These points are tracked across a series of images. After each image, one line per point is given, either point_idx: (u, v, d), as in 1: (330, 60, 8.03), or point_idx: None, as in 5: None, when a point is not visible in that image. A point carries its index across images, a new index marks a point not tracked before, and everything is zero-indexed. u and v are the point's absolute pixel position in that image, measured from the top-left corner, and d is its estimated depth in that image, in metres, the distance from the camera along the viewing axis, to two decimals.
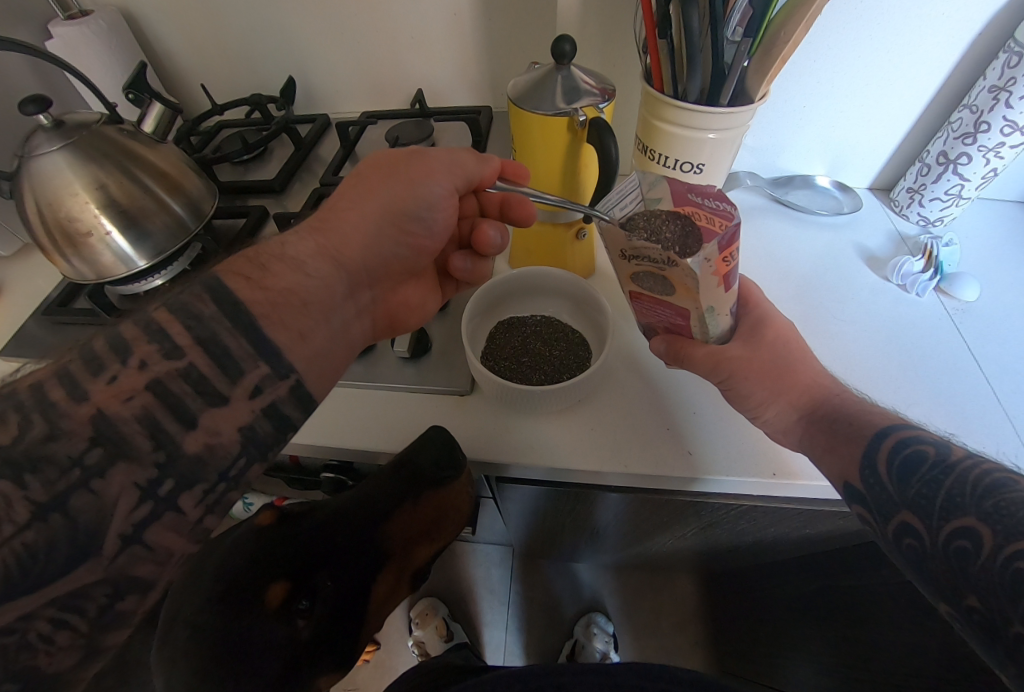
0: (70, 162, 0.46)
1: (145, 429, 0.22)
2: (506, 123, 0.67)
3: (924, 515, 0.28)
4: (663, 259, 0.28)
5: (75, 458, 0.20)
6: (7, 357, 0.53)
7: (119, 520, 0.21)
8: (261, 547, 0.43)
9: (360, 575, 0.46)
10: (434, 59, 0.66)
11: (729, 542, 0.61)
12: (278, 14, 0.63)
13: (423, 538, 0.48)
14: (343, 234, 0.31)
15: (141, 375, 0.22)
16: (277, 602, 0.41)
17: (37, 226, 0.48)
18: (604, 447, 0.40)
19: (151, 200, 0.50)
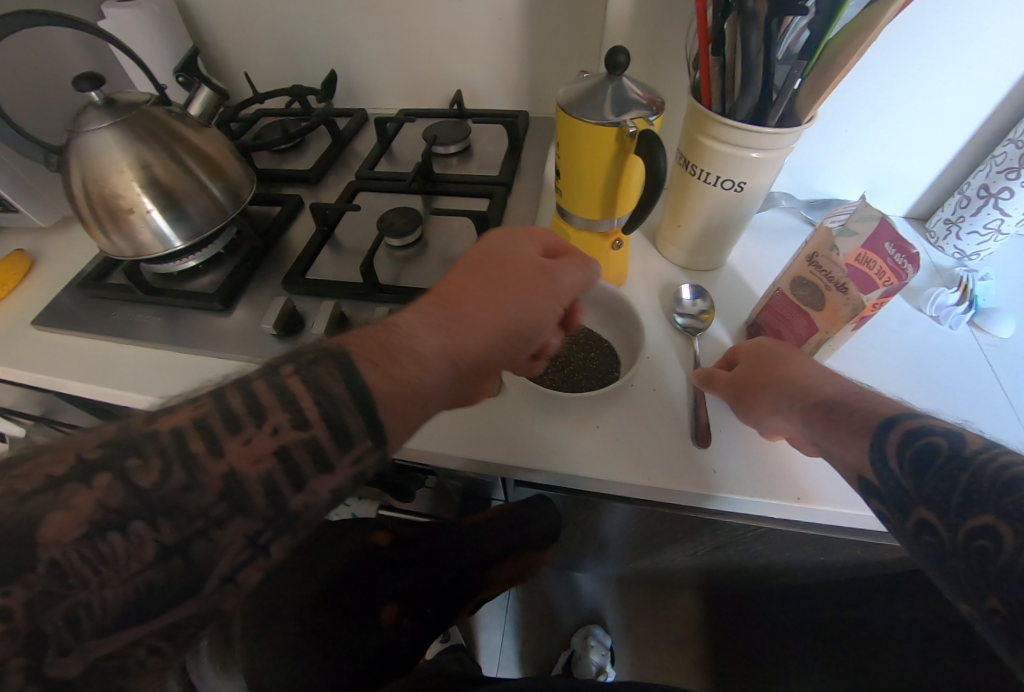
0: (121, 141, 0.47)
1: (263, 491, 0.25)
2: (542, 129, 0.67)
3: (928, 511, 0.25)
4: (836, 282, 0.36)
5: (201, 510, 0.23)
6: (42, 327, 0.54)
7: (225, 563, 0.23)
8: (371, 571, 0.60)
9: (449, 594, 0.63)
10: (476, 61, 0.67)
11: (740, 563, 0.60)
12: (327, 8, 0.64)
13: (500, 575, 0.66)
14: (465, 328, 0.31)
15: (271, 441, 0.25)
16: (388, 620, 0.60)
17: (81, 199, 0.49)
18: (626, 458, 0.40)
19: (192, 182, 0.50)
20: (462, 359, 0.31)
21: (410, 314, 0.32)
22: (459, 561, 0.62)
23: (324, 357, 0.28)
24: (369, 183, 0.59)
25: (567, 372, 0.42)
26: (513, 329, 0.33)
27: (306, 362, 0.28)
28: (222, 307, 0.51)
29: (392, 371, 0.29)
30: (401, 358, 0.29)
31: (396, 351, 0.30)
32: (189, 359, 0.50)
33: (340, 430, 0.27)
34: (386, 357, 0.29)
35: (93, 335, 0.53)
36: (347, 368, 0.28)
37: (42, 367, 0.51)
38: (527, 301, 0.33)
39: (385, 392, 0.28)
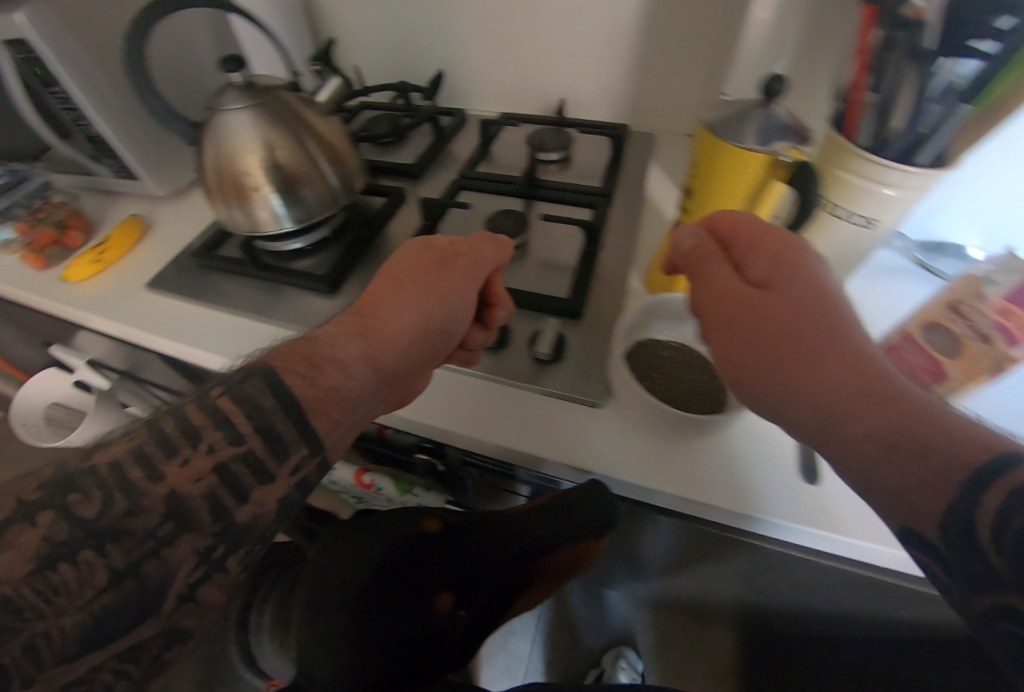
0: (258, 123, 0.49)
1: (207, 506, 0.29)
2: (642, 144, 0.67)
3: (948, 567, 0.22)
4: (980, 333, 0.34)
5: (152, 529, 0.28)
6: (156, 291, 0.57)
7: (178, 581, 0.28)
8: (426, 555, 0.57)
9: (507, 582, 0.62)
10: (583, 71, 0.68)
11: (806, 608, 0.58)
12: (444, 11, 0.66)
13: (558, 563, 0.63)
14: (385, 338, 0.37)
15: (207, 459, 0.30)
16: (444, 606, 0.58)
17: (211, 173, 0.51)
18: (733, 485, 0.39)
19: (313, 168, 0.52)
20: (381, 359, 0.36)
21: (327, 329, 0.37)
22: (517, 547, 0.59)
23: (252, 374, 0.32)
24: (473, 183, 0.61)
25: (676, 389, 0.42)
26: (438, 333, 0.39)
27: (226, 383, 0.32)
28: (328, 290, 0.53)
29: (311, 376, 0.34)
30: (323, 366, 0.35)
31: (315, 361, 0.35)
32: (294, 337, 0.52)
33: (278, 444, 0.32)
34: (306, 366, 0.34)
35: (203, 304, 0.55)
36: (274, 384, 0.32)
37: (153, 329, 0.54)
38: (441, 306, 0.39)
39: (312, 398, 0.33)
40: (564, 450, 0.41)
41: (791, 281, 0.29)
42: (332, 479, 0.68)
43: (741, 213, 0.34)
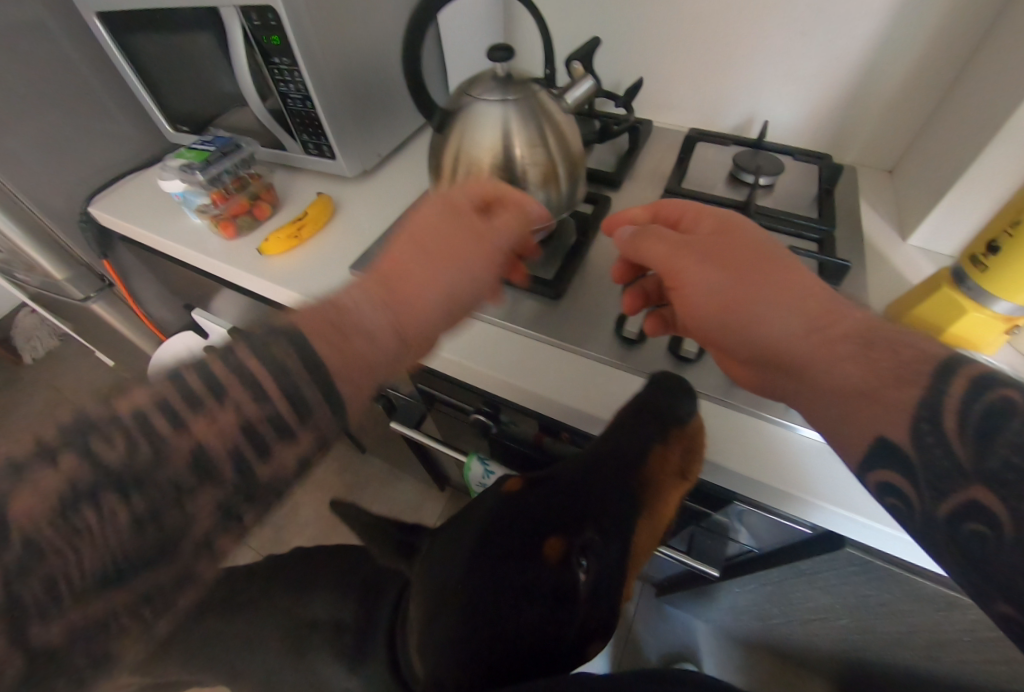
0: (516, 118, 0.48)
1: (226, 459, 0.29)
2: (845, 175, 0.66)
3: (913, 476, 0.29)
4: None
5: (176, 484, 0.27)
6: (351, 272, 0.55)
7: (195, 532, 0.28)
8: (511, 511, 0.42)
9: (615, 505, 0.42)
10: (790, 93, 0.67)
11: (985, 678, 0.56)
12: (663, 22, 0.68)
13: (688, 455, 0.41)
14: (408, 307, 0.37)
15: (231, 414, 0.29)
16: (557, 554, 0.38)
17: (451, 162, 0.51)
18: None
19: (549, 171, 0.50)
20: (407, 329, 0.36)
21: (348, 294, 0.36)
22: (615, 460, 0.42)
23: (277, 334, 0.32)
24: (682, 200, 0.59)
25: None
26: (449, 298, 0.39)
27: (245, 345, 0.31)
28: (553, 297, 0.51)
29: (346, 347, 0.33)
30: (352, 336, 0.34)
31: (348, 331, 0.34)
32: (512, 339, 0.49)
33: (296, 403, 0.30)
34: (338, 338, 0.33)
35: None
36: (308, 350, 0.31)
37: None
38: (468, 270, 0.40)
39: (339, 366, 0.32)
40: (837, 499, 0.38)
41: (755, 268, 0.38)
42: (485, 480, 0.67)
43: (752, 223, 0.42)
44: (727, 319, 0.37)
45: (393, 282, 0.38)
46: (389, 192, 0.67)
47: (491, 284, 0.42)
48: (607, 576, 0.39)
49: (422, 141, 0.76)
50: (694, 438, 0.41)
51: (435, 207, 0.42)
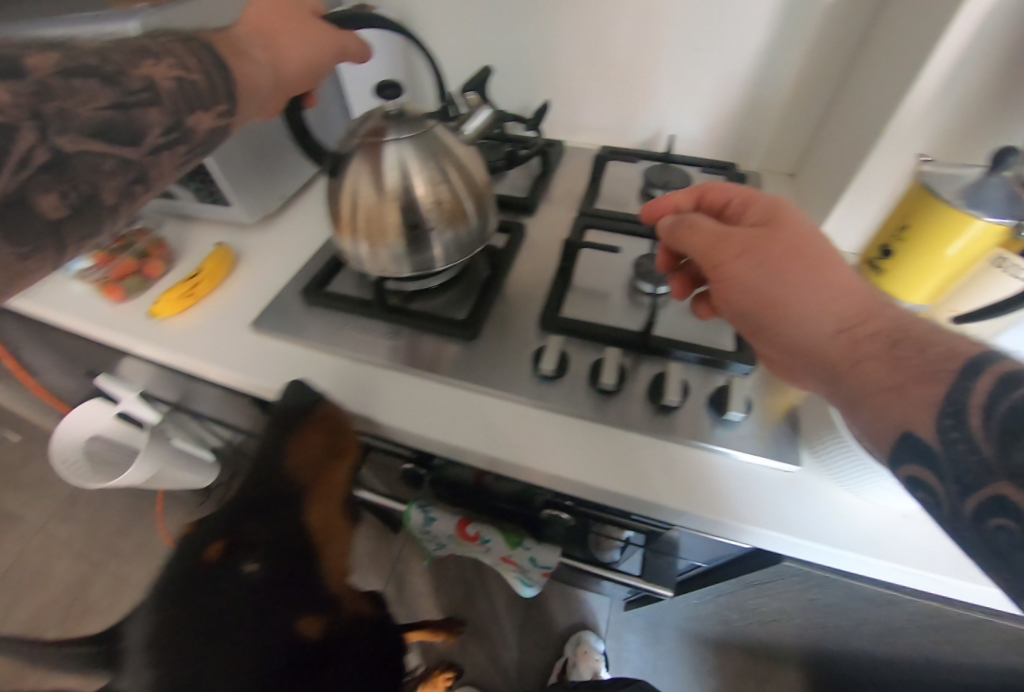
0: (415, 152, 0.45)
1: (170, 102, 0.36)
2: (750, 182, 0.68)
3: (940, 471, 0.24)
4: None
5: (133, 91, 0.33)
6: (263, 332, 0.52)
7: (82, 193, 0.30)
8: (189, 561, 0.46)
9: (286, 516, 0.48)
10: (691, 107, 0.68)
11: (934, 659, 0.57)
12: (559, 45, 0.68)
13: (326, 458, 0.49)
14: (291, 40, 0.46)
15: (164, 73, 0.36)
16: (216, 558, 0.45)
17: (353, 207, 0.47)
18: (952, 554, 0.38)
19: (455, 206, 0.48)
20: (286, 75, 0.45)
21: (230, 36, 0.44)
22: (269, 463, 0.49)
23: (186, 44, 0.39)
24: (595, 221, 0.59)
25: None
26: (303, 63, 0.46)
27: (177, 45, 0.40)
28: (469, 335, 0.48)
29: (238, 66, 0.41)
30: (245, 64, 0.42)
31: (238, 59, 0.42)
32: (426, 387, 0.47)
33: (209, 84, 0.39)
34: (234, 52, 0.42)
35: (318, 346, 0.51)
36: (207, 52, 0.40)
37: (268, 375, 0.49)
38: (313, 43, 0.47)
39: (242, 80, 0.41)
40: (770, 520, 0.38)
41: (798, 260, 0.34)
42: (428, 529, 0.63)
43: (803, 215, 0.37)
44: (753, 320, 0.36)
45: (266, 33, 0.45)
46: (297, 238, 0.63)
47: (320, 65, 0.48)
48: (278, 561, 0.46)
49: (329, 178, 0.73)
50: (323, 427, 0.46)
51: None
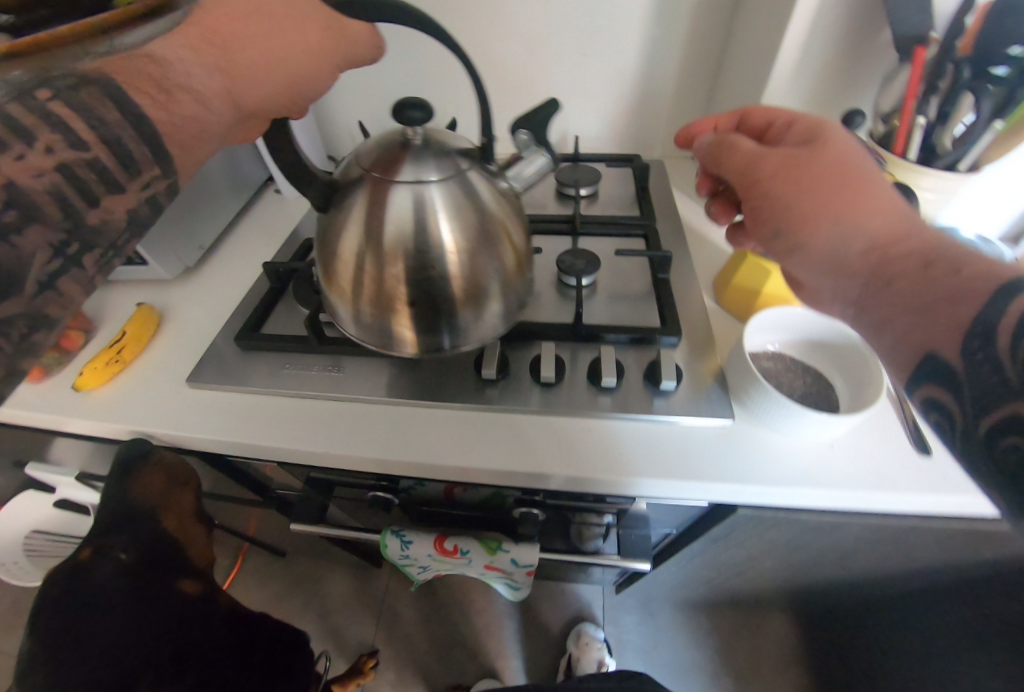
0: (432, 218, 0.36)
1: (53, 202, 0.29)
2: (654, 170, 0.73)
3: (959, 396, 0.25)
4: None
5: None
6: (198, 383, 0.51)
7: (36, 267, 0.29)
8: (64, 587, 0.55)
9: (154, 531, 0.58)
10: (591, 107, 0.73)
11: (886, 575, 0.63)
12: None
13: (173, 486, 0.57)
14: (250, 48, 0.34)
15: (47, 159, 0.28)
16: (81, 559, 0.56)
17: (338, 262, 0.40)
18: (870, 473, 0.42)
19: (491, 271, 0.41)
20: (244, 98, 0.35)
21: (164, 39, 0.33)
22: (118, 493, 0.54)
23: (85, 83, 0.29)
24: None
25: (798, 396, 0.44)
26: (273, 63, 0.35)
27: (74, 77, 0.29)
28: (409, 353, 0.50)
29: (171, 107, 0.32)
30: (177, 94, 0.33)
31: (166, 85, 0.32)
32: (376, 410, 0.49)
33: (121, 154, 0.31)
34: (150, 85, 0.31)
35: (260, 389, 0.50)
36: (110, 93, 0.30)
37: (210, 427, 0.48)
38: (284, 38, 0.35)
39: (167, 126, 0.32)
40: (710, 475, 0.42)
41: (843, 173, 0.34)
42: (406, 551, 0.63)
43: (850, 136, 0.36)
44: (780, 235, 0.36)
45: (220, 35, 0.34)
46: (223, 287, 0.62)
47: (293, 73, 0.36)
48: (152, 542, 0.58)
49: (250, 221, 0.72)
50: (188, 482, 0.58)
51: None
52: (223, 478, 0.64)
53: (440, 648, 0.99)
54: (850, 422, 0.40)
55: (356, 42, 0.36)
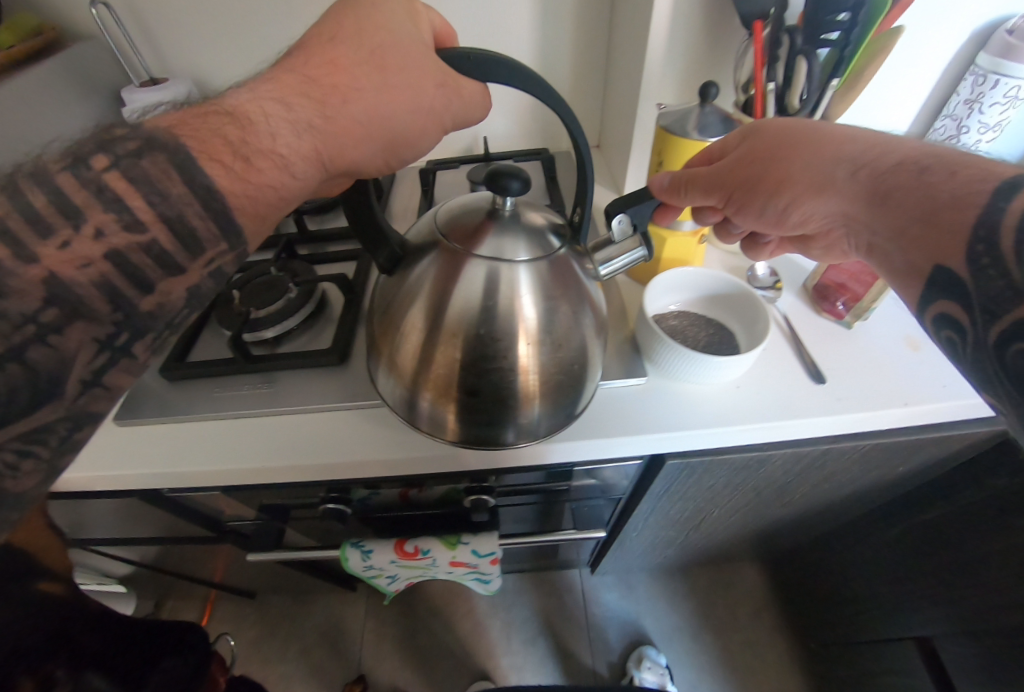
0: (507, 308, 0.37)
1: (104, 295, 0.24)
2: (564, 161, 0.77)
3: (971, 305, 0.28)
4: None
5: (28, 316, 0.22)
6: (127, 422, 0.50)
7: (80, 366, 0.24)
8: None
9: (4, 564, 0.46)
10: (496, 108, 0.76)
11: (824, 502, 0.69)
12: None
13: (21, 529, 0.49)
14: (348, 104, 0.34)
15: (97, 245, 0.24)
16: None
17: (398, 334, 0.41)
18: (770, 405, 0.46)
19: (565, 361, 0.41)
20: (331, 155, 0.33)
21: (253, 96, 0.32)
22: None
23: (150, 150, 0.25)
24: None
25: (702, 346, 0.48)
26: (370, 124, 0.35)
27: (140, 142, 0.26)
28: (339, 361, 0.52)
29: (246, 176, 0.29)
30: (256, 161, 0.30)
31: (246, 150, 0.29)
32: (325, 417, 0.51)
33: (185, 232, 0.26)
34: (239, 145, 0.29)
35: (200, 417, 0.51)
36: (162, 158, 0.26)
37: (150, 463, 0.48)
38: (384, 98, 0.35)
39: (231, 192, 0.28)
40: (629, 431, 0.45)
41: (794, 144, 0.40)
42: (369, 562, 0.63)
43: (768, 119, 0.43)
44: (782, 202, 0.42)
45: (326, 90, 0.33)
46: None
47: (391, 129, 0.36)
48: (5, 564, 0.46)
49: None
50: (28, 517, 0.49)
51: (402, 23, 0.35)
52: (169, 519, 0.62)
53: (432, 660, 0.98)
54: (742, 363, 0.45)
55: (464, 103, 0.37)
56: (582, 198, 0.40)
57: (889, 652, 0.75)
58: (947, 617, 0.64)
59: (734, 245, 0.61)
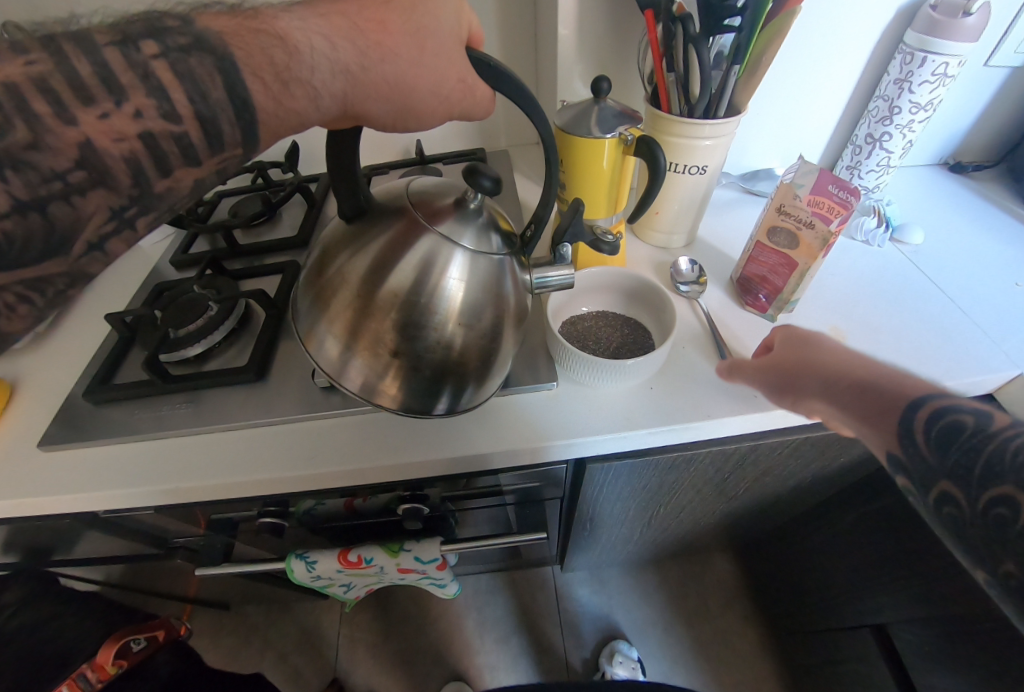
0: (439, 284, 0.36)
1: (128, 169, 0.27)
2: (501, 161, 0.76)
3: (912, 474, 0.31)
4: (804, 222, 0.46)
5: (59, 173, 0.25)
6: (51, 447, 0.50)
7: (90, 229, 0.27)
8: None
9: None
10: None
11: (774, 494, 0.68)
12: None
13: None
14: (383, 71, 0.32)
15: (133, 123, 0.26)
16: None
17: (327, 303, 0.38)
18: (681, 406, 0.46)
19: (492, 343, 0.39)
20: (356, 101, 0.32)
21: (302, 25, 0.30)
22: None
23: (199, 50, 0.27)
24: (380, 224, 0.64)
25: (612, 350, 0.48)
26: (396, 89, 0.33)
27: (190, 39, 0.27)
28: (258, 375, 0.52)
29: (281, 99, 0.29)
30: (292, 88, 0.29)
31: (285, 75, 0.29)
32: (251, 432, 0.51)
33: (212, 132, 0.28)
34: (272, 70, 0.29)
35: (120, 440, 0.51)
36: (191, 68, 0.27)
37: (67, 487, 0.48)
38: (419, 67, 0.33)
39: (266, 108, 0.29)
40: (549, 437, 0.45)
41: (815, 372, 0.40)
42: (314, 572, 0.63)
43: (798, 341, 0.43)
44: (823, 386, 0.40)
45: (369, 41, 0.31)
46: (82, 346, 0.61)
47: (410, 100, 0.34)
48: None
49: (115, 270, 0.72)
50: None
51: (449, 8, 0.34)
52: (104, 539, 0.63)
53: (401, 655, 1.00)
54: (648, 363, 0.44)
55: (476, 104, 0.36)
56: (536, 221, 0.40)
57: (849, 638, 0.75)
58: (897, 603, 0.64)
59: (661, 238, 0.61)
